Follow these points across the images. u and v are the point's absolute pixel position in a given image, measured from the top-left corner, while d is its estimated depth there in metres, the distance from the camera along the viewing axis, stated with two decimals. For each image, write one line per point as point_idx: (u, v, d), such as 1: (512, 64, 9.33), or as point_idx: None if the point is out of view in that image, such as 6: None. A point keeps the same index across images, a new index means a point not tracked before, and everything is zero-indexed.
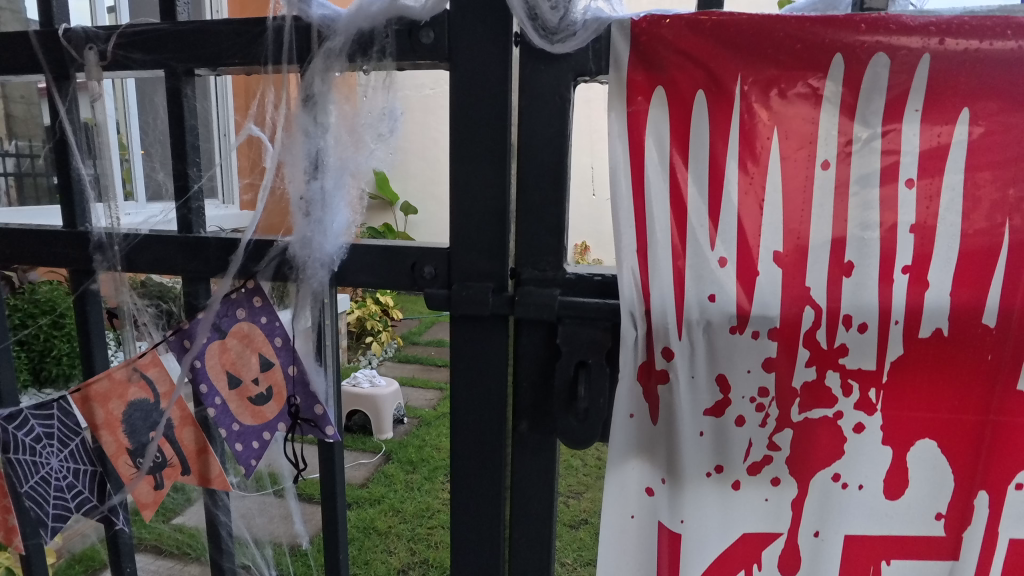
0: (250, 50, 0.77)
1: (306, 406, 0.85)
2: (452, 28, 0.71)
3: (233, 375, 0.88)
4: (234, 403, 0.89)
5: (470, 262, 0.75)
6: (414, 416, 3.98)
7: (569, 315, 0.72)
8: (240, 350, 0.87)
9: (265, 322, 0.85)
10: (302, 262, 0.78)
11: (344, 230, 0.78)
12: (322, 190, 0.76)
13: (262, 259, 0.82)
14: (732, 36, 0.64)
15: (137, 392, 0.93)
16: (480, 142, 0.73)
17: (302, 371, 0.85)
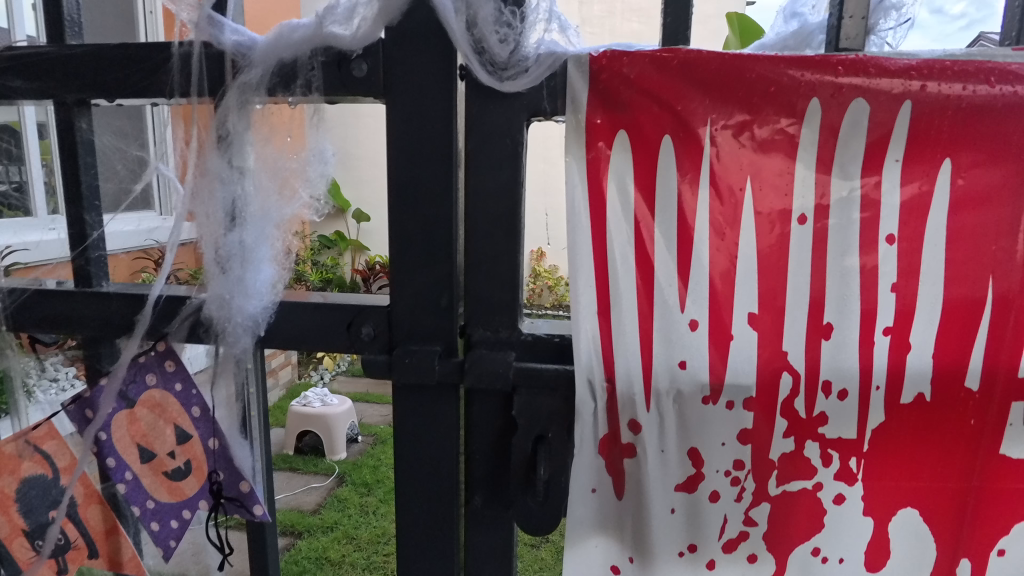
0: (152, 79, 0.67)
1: (229, 483, 0.75)
2: (388, 60, 0.62)
3: (145, 448, 0.77)
4: (147, 478, 0.78)
5: (414, 322, 0.66)
6: (369, 434, 3.85)
7: (526, 384, 0.64)
8: (151, 421, 0.76)
9: (180, 390, 0.75)
10: (219, 325, 0.68)
11: (268, 286, 0.68)
12: (241, 243, 0.66)
13: (175, 318, 0.71)
14: (702, 76, 0.57)
15: (32, 468, 0.79)
16: (421, 188, 0.64)
17: (224, 445, 0.74)
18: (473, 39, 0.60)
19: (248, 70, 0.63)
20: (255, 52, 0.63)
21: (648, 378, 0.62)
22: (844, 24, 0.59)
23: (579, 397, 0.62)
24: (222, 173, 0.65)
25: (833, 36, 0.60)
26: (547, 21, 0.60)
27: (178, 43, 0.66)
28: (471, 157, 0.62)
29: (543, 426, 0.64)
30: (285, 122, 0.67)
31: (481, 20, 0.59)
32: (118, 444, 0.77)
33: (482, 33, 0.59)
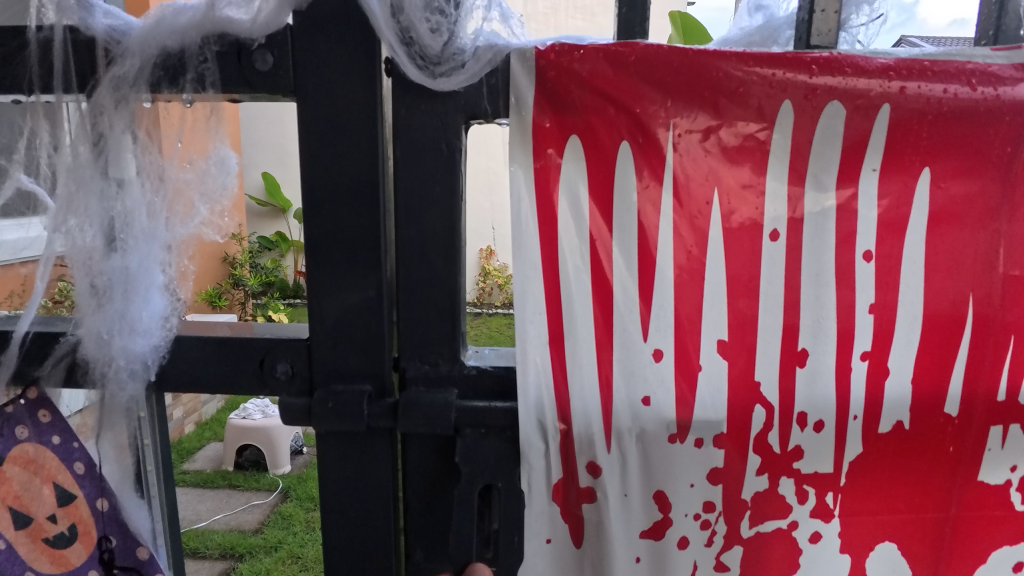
0: (6, 71, 0.55)
1: (124, 551, 0.63)
2: (299, 52, 0.52)
3: (19, 512, 0.62)
4: (23, 548, 0.63)
5: (339, 358, 0.57)
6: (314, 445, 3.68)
7: (471, 424, 0.55)
8: (26, 480, 0.62)
9: (58, 443, 0.62)
10: (101, 367, 0.57)
11: (160, 321, 0.57)
12: (123, 269, 0.55)
13: (47, 359, 0.60)
14: (662, 74, 0.50)
15: None
16: (342, 204, 0.54)
17: (115, 506, 0.63)
18: (400, 28, 0.51)
19: (123, 60, 0.52)
20: (132, 38, 0.52)
21: (609, 416, 0.55)
22: (815, 19, 0.53)
23: (526, 438, 0.54)
24: (96, 187, 0.54)
25: (803, 32, 0.54)
26: (486, 9, 0.52)
27: (36, 26, 0.54)
28: (399, 166, 0.53)
29: (492, 475, 0.54)
30: (174, 124, 0.56)
31: (408, 6, 0.50)
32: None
33: (410, 21, 0.51)
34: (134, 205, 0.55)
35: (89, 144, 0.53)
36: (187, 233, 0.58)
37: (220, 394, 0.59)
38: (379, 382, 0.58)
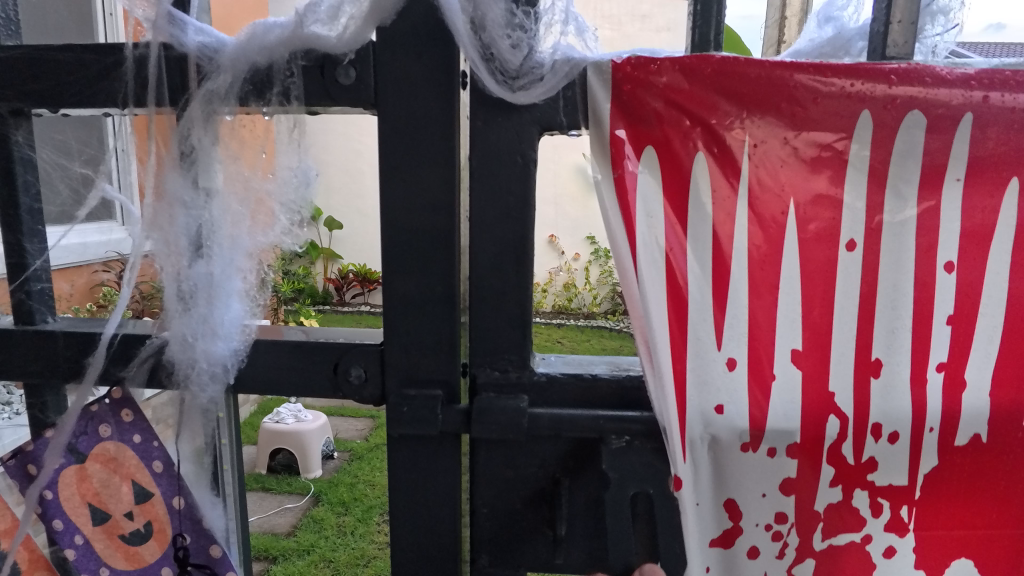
0: (102, 85, 0.57)
1: (197, 548, 0.65)
2: (380, 67, 0.54)
3: (97, 508, 0.67)
4: (99, 542, 0.67)
5: (411, 361, 0.58)
6: (345, 450, 3.74)
7: (616, 435, 0.57)
8: (105, 477, 0.66)
9: (138, 442, 0.65)
10: (183, 369, 0.59)
11: (239, 327, 0.59)
12: (208, 275, 0.58)
13: (132, 361, 0.62)
14: (737, 85, 0.51)
15: None
16: (418, 217, 0.56)
17: (190, 505, 0.65)
18: (480, 43, 0.52)
19: (215, 74, 0.54)
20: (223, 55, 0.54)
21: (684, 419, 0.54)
22: (892, 30, 0.54)
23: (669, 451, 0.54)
24: (185, 196, 0.56)
25: (879, 44, 0.55)
26: (563, 23, 0.53)
27: (132, 44, 0.57)
28: (474, 175, 0.54)
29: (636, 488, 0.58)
30: (259, 136, 0.58)
31: (489, 23, 0.52)
32: (65, 503, 0.66)
33: (491, 38, 0.52)
34: (220, 214, 0.58)
35: (180, 155, 0.56)
36: (269, 242, 0.60)
37: (295, 398, 0.61)
38: (451, 388, 0.59)
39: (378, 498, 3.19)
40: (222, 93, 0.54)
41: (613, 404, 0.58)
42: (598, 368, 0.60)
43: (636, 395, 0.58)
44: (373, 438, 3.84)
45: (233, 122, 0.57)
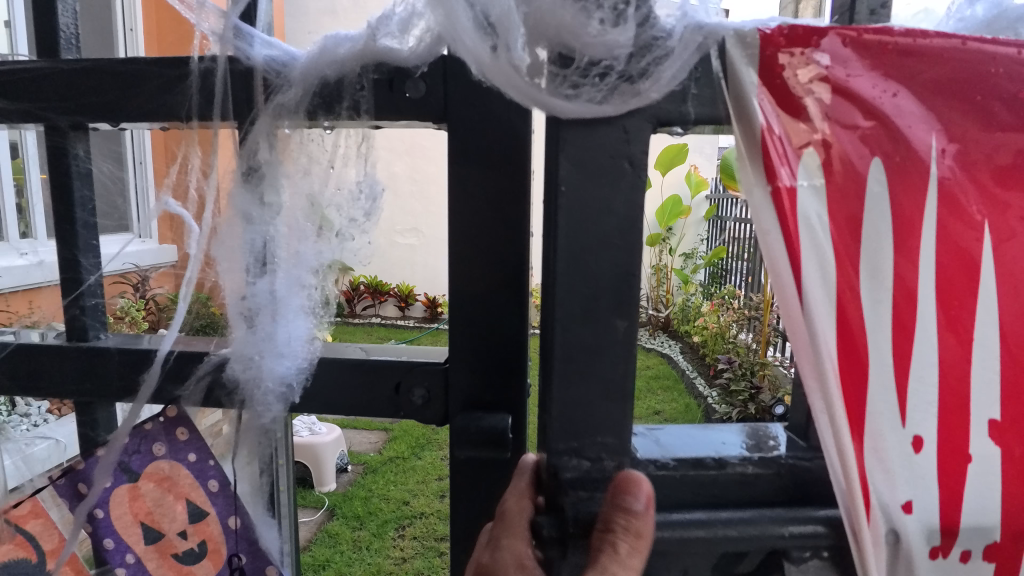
0: (167, 100, 0.57)
1: (253, 569, 0.63)
2: (451, 78, 0.53)
3: (150, 528, 0.65)
4: (152, 561, 0.66)
5: (477, 383, 0.57)
6: (359, 462, 3.78)
7: (798, 548, 0.57)
8: (157, 497, 0.65)
9: (193, 461, 0.64)
10: (244, 388, 0.58)
11: (303, 344, 0.58)
12: (272, 292, 0.57)
13: (189, 379, 0.61)
14: (909, 78, 0.50)
15: (12, 552, 0.69)
16: (496, 233, 0.55)
17: (247, 525, 0.64)
18: (564, 82, 0.48)
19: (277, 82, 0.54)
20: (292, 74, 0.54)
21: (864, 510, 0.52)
22: None
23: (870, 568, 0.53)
24: (251, 213, 0.55)
25: None
26: None
27: (197, 58, 0.56)
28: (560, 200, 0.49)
29: None
30: (325, 149, 0.57)
31: (572, 36, 0.47)
32: (117, 522, 0.65)
33: (588, 52, 0.47)
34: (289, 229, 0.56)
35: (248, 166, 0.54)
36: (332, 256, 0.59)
37: (356, 417, 0.60)
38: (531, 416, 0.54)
39: (393, 512, 3.21)
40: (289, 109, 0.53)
41: (772, 502, 0.59)
42: (717, 454, 0.60)
43: (782, 485, 0.59)
44: (386, 451, 3.89)
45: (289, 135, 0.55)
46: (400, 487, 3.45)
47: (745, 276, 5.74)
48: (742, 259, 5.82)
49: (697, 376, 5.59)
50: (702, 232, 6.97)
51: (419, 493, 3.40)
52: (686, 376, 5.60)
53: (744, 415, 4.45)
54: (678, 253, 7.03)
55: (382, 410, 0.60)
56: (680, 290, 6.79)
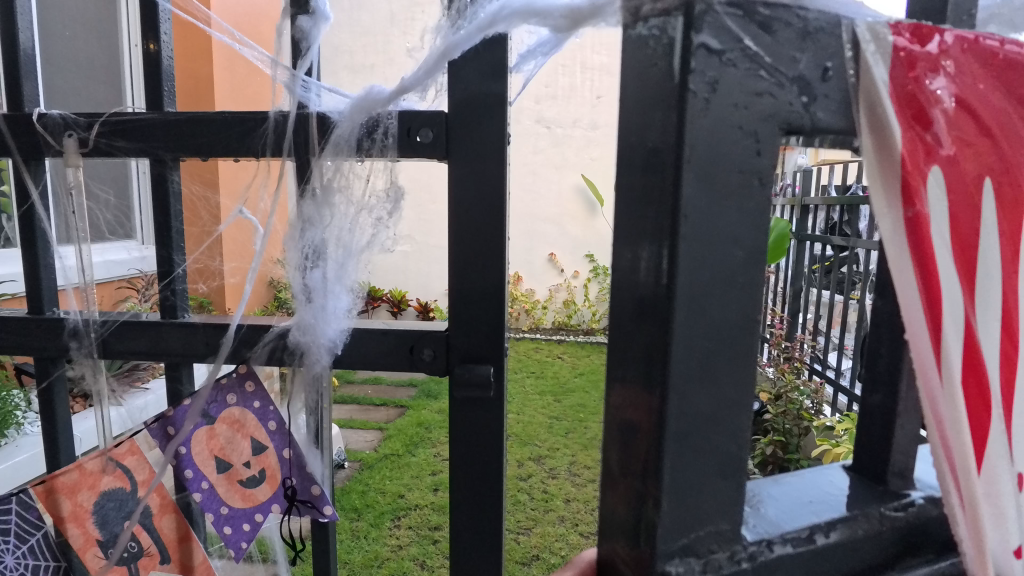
0: (246, 142, 0.79)
1: (302, 488, 0.85)
2: (450, 129, 0.76)
3: (222, 460, 0.87)
4: (222, 487, 0.87)
5: (469, 343, 0.79)
6: (355, 458, 3.99)
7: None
8: (229, 436, 0.87)
9: (258, 407, 0.86)
10: (304, 348, 0.81)
11: (344, 315, 0.82)
12: (323, 278, 0.80)
13: (257, 344, 0.83)
14: (997, 113, 0.58)
15: (111, 481, 0.91)
16: (482, 236, 0.77)
17: (298, 455, 0.86)
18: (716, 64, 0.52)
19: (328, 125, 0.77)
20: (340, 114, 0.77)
21: (987, 561, 0.59)
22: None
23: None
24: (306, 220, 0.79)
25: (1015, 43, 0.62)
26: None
27: (272, 112, 0.79)
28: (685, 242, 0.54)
29: None
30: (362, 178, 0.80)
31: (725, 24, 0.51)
32: (197, 457, 0.87)
33: (737, 38, 0.52)
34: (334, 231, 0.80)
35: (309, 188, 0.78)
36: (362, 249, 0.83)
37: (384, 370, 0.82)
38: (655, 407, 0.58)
39: (389, 504, 3.41)
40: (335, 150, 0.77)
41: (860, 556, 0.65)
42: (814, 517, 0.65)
43: (872, 534, 0.66)
44: (381, 448, 4.10)
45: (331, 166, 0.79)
46: (396, 482, 3.66)
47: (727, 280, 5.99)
48: None
49: None
50: None
51: (414, 486, 3.62)
52: None
53: None
54: None
55: (401, 364, 0.82)
56: None
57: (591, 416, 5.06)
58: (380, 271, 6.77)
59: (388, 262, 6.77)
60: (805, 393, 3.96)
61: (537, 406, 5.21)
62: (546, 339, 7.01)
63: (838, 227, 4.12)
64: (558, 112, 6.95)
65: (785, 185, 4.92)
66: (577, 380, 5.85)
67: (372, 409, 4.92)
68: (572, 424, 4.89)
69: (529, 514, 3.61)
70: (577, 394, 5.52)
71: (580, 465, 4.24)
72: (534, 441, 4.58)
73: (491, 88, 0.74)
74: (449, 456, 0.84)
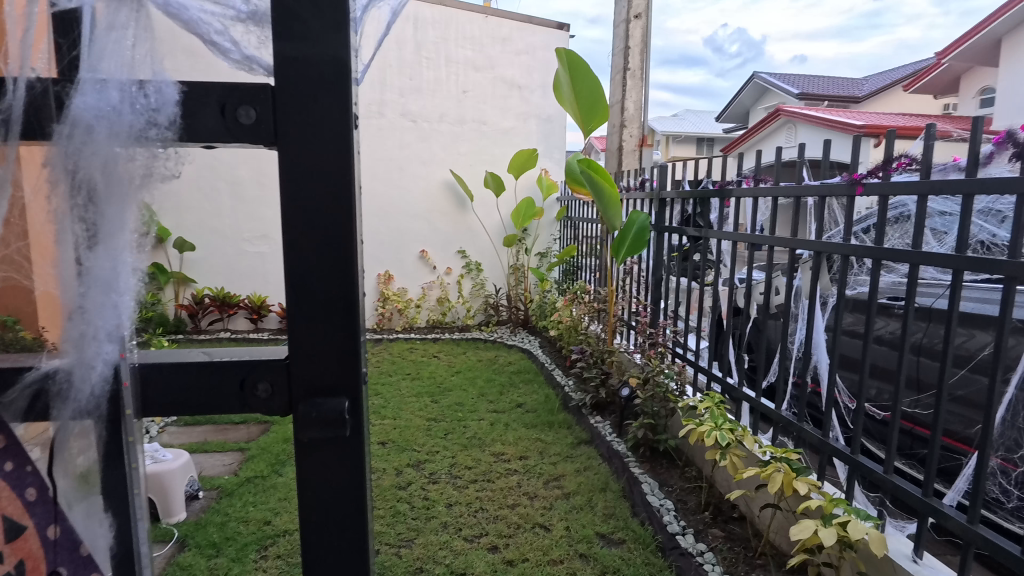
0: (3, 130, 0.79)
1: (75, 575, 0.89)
2: (271, 108, 0.78)
3: None
4: None
5: (312, 373, 0.82)
6: (210, 487, 3.56)
7: None
8: None
9: (11, 470, 0.86)
10: (69, 384, 0.82)
11: (122, 328, 0.83)
12: (100, 299, 0.81)
13: (14, 387, 0.82)
14: None
15: None
16: (323, 221, 0.79)
17: (65, 530, 0.89)
18: None
19: (68, 129, 0.77)
20: (118, 5, 0.82)
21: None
22: None
23: None
24: (61, 233, 0.81)
25: None
26: None
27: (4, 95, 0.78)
28: None
29: None
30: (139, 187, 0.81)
31: None
32: None
33: None
34: (96, 252, 0.80)
35: (68, 201, 0.80)
36: (139, 275, 0.85)
37: (212, 408, 0.85)
38: None
39: (254, 533, 3.06)
40: (91, 153, 0.78)
41: None
42: None
43: None
44: (242, 472, 3.70)
45: (87, 182, 0.79)
46: (259, 507, 3.29)
47: (595, 272, 6.22)
48: (591, 256, 6.31)
49: (555, 367, 5.99)
50: (554, 233, 7.44)
51: (282, 510, 3.28)
52: (545, 368, 5.97)
53: (596, 399, 4.86)
54: (534, 253, 7.44)
55: (234, 399, 0.84)
56: (538, 288, 7.27)
57: (469, 415, 4.98)
58: (236, 275, 6.21)
59: (245, 265, 6.21)
60: (670, 375, 4.11)
61: (414, 409, 5.03)
62: (420, 338, 6.83)
63: (692, 219, 4.42)
64: (423, 106, 6.77)
65: (643, 180, 5.16)
66: (454, 378, 5.74)
67: (230, 428, 4.45)
68: (451, 424, 4.78)
69: (410, 524, 3.44)
70: (454, 392, 5.42)
71: (461, 466, 4.14)
72: (412, 446, 4.40)
73: (319, 66, 0.77)
74: (297, 482, 0.84)
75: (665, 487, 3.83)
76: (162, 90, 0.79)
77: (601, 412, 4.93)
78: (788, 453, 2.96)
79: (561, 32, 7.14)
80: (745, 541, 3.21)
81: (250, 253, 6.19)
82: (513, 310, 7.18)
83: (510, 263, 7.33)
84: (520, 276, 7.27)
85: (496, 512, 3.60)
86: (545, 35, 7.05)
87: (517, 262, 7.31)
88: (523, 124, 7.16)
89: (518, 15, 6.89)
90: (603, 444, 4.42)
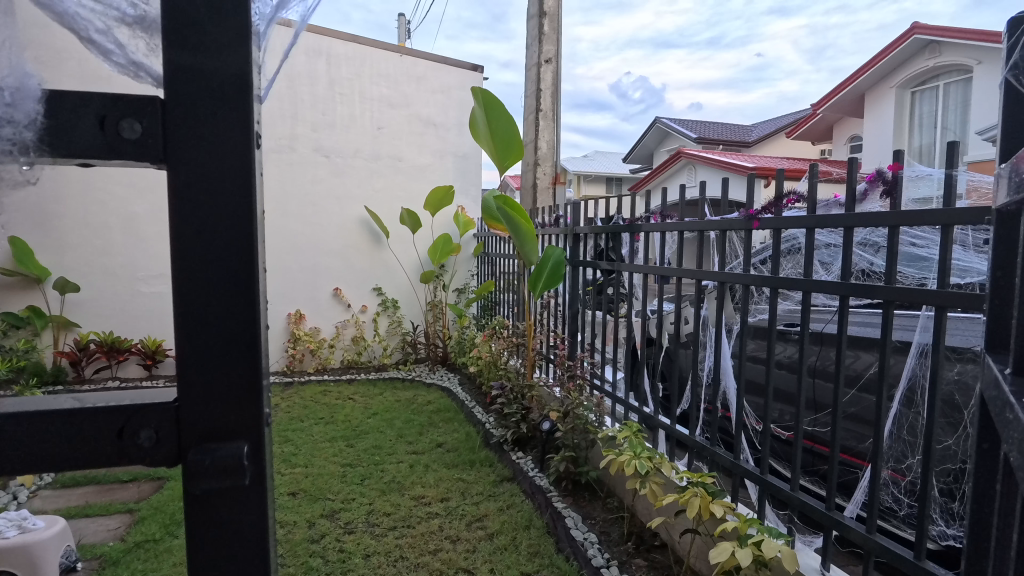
0: None
1: None
2: (160, 121, 0.72)
3: None
4: None
5: (206, 415, 0.74)
6: (91, 557, 3.15)
7: None
8: None
9: None
10: None
11: None
12: None
13: None
14: None
15: None
16: (221, 246, 0.73)
17: None
18: None
19: None
20: None
21: None
22: None
23: None
24: None
25: None
26: None
27: None
28: None
29: None
30: None
31: None
32: None
33: None
34: None
35: None
36: None
37: (82, 458, 0.74)
38: None
39: None
40: None
41: None
42: None
43: None
44: (130, 537, 3.31)
45: None
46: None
47: (512, 306, 6.24)
48: (508, 291, 6.35)
49: (475, 405, 5.89)
50: (472, 269, 7.44)
51: None
52: (465, 406, 5.86)
53: (517, 435, 4.80)
54: (451, 289, 7.39)
55: (111, 447, 0.75)
56: (456, 324, 7.18)
57: (387, 458, 4.77)
58: (128, 318, 5.70)
59: (138, 307, 5.72)
60: (589, 407, 4.16)
61: (327, 455, 4.76)
62: (334, 380, 6.52)
63: (605, 253, 4.57)
64: (336, 140, 6.66)
65: (557, 216, 5.28)
66: (371, 421, 5.50)
67: (117, 488, 4.01)
68: (368, 469, 4.56)
69: None
70: (371, 435, 5.19)
71: (379, 513, 3.94)
72: (325, 495, 4.14)
73: (217, 79, 0.72)
74: (186, 538, 0.75)
75: (589, 520, 3.81)
76: (23, 89, 0.73)
77: (523, 448, 4.87)
78: (704, 477, 3.03)
79: (474, 73, 7.31)
80: (668, 568, 3.24)
81: (145, 293, 5.72)
82: (432, 347, 7.05)
83: (427, 300, 7.21)
84: (438, 312, 7.17)
85: (417, 560, 3.43)
86: (459, 75, 7.19)
87: (434, 298, 7.21)
88: (438, 161, 7.19)
89: (432, 55, 7.00)
90: (526, 480, 4.35)
